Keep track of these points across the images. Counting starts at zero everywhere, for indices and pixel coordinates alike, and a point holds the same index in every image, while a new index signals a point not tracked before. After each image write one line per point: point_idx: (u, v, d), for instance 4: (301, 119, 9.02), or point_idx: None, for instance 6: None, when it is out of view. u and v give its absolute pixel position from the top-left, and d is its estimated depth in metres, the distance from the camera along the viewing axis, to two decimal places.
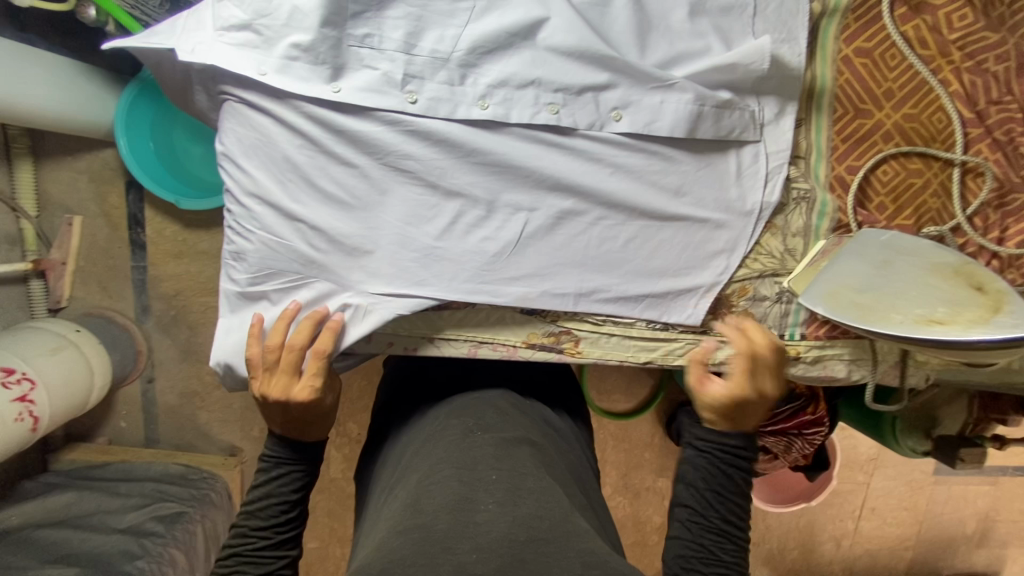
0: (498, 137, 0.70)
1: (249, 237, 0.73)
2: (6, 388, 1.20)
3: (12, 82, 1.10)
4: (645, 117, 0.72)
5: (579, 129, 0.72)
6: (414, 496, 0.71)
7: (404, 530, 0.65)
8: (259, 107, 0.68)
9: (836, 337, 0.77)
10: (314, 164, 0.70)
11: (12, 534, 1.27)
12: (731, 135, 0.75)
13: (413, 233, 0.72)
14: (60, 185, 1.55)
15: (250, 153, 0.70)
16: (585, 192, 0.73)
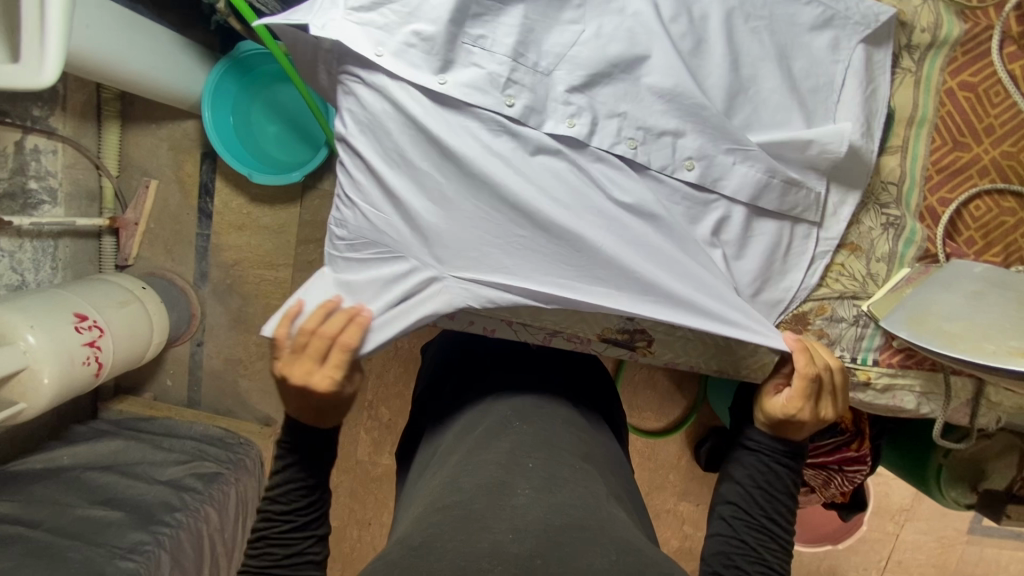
0: (581, 156, 0.72)
1: (352, 207, 0.77)
2: (80, 332, 1.26)
3: (127, 47, 1.17)
4: (714, 175, 0.73)
5: (651, 168, 0.73)
6: (453, 477, 0.71)
7: (442, 506, 0.65)
8: (371, 87, 0.71)
9: (909, 366, 0.77)
10: (411, 151, 0.71)
11: (63, 472, 1.33)
12: (793, 211, 0.75)
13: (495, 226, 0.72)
14: (142, 149, 1.64)
15: (356, 130, 0.73)
16: (654, 222, 0.73)
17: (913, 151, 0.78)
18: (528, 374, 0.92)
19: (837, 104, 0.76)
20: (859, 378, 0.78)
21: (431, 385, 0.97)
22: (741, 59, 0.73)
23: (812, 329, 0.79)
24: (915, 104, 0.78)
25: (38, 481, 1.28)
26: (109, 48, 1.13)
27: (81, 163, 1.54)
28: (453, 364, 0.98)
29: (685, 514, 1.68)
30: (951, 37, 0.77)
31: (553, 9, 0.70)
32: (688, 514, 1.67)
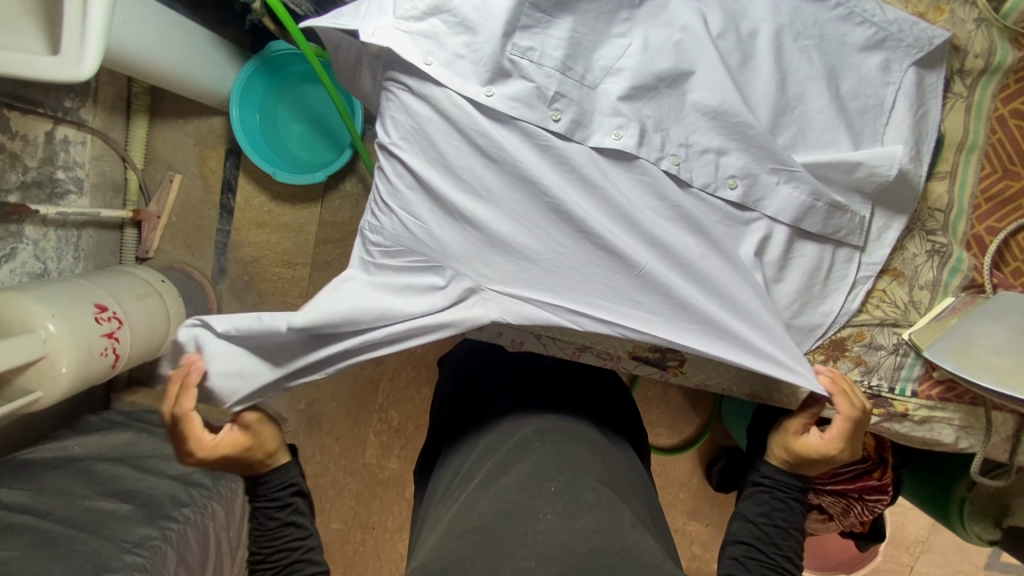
0: (629, 172, 0.72)
1: (389, 214, 0.76)
2: (99, 323, 1.26)
3: (160, 44, 1.18)
4: (757, 194, 0.72)
5: (693, 186, 0.72)
6: (472, 501, 0.70)
7: (463, 530, 0.63)
8: (418, 95, 0.71)
9: (949, 400, 0.74)
10: (459, 158, 0.71)
11: (75, 462, 1.33)
12: (837, 234, 0.74)
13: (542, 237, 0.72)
14: (168, 143, 1.65)
15: (402, 140, 0.74)
16: (707, 239, 0.73)
17: (960, 177, 0.76)
18: (552, 392, 0.90)
19: (878, 131, 0.74)
20: (896, 409, 0.76)
21: (450, 399, 0.96)
22: (787, 81, 0.72)
23: (848, 355, 0.77)
24: (966, 129, 0.76)
25: (49, 470, 1.28)
26: (143, 44, 1.14)
27: (108, 155, 1.55)
28: (475, 375, 0.97)
29: (695, 535, 1.64)
30: (1005, 64, 0.75)
31: (599, 26, 0.69)
32: (698, 534, 1.63)
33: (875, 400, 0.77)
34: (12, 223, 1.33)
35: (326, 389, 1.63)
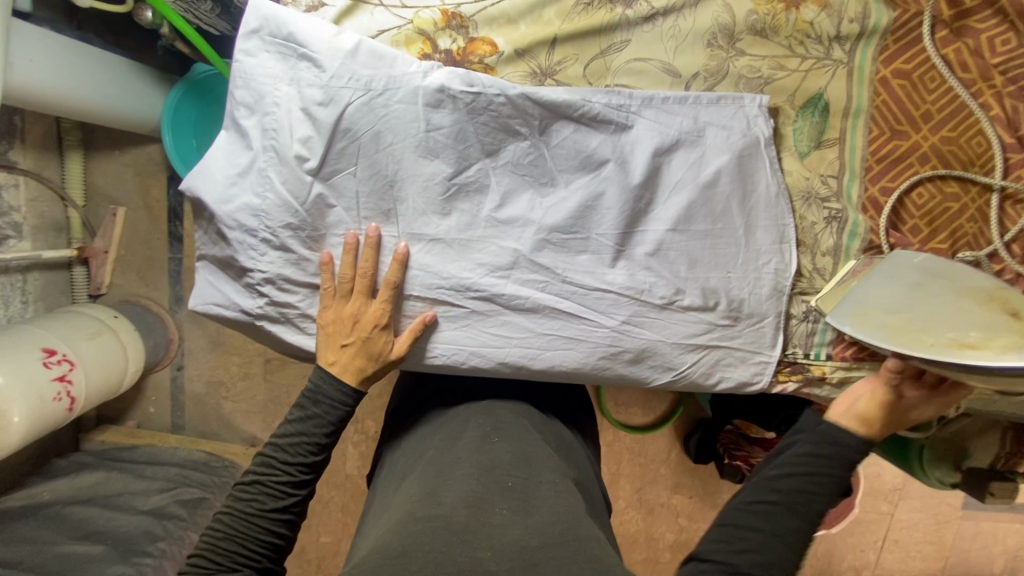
0: (515, 139, 0.59)
1: (255, 192, 0.58)
2: (48, 367, 1.24)
3: (72, 77, 1.13)
4: (632, 146, 0.60)
5: (594, 145, 0.60)
6: (430, 489, 0.65)
7: (421, 517, 0.59)
8: (285, 35, 0.56)
9: (864, 358, 0.66)
10: (311, 100, 0.56)
11: (43, 509, 1.30)
12: (717, 225, 0.62)
13: (357, 178, 0.58)
14: (107, 177, 1.62)
15: (254, 111, 0.57)
16: (590, 182, 0.61)
17: (848, 145, 0.64)
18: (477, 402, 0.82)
19: None
20: (813, 374, 0.68)
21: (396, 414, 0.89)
22: (672, 66, 0.60)
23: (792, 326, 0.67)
24: (848, 95, 0.63)
25: (17, 519, 1.26)
26: (53, 80, 1.10)
27: (45, 195, 1.52)
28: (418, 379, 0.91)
29: (679, 508, 1.62)
30: (880, 27, 0.61)
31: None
32: (682, 507, 1.61)
33: (791, 368, 0.68)
34: None
35: None
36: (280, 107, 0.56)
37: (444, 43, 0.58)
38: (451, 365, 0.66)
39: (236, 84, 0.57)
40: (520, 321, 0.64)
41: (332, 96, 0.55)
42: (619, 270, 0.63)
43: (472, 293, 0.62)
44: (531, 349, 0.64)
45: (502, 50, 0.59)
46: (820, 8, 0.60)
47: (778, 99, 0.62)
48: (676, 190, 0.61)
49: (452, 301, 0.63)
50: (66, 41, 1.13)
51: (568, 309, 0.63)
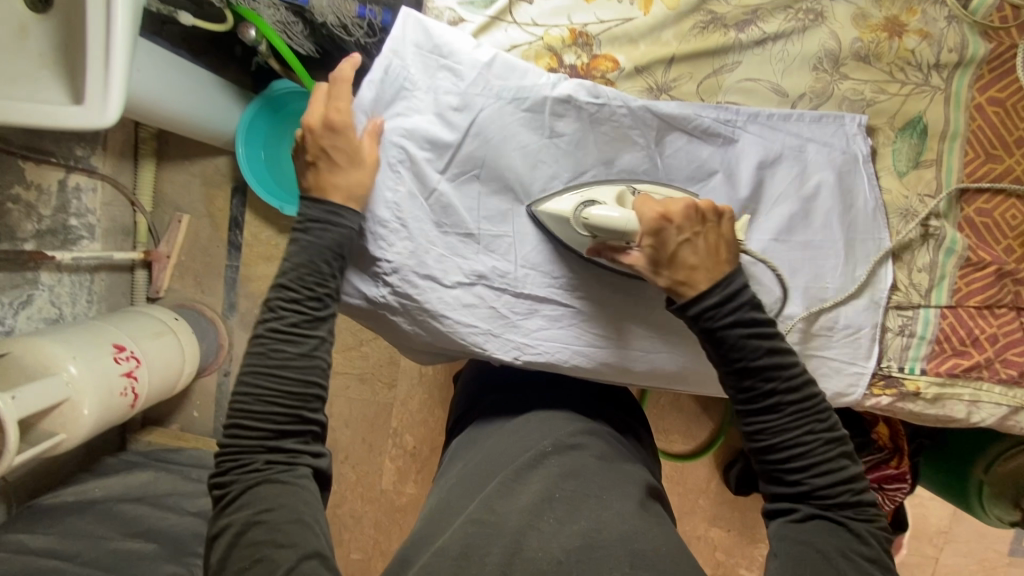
0: (630, 148, 0.63)
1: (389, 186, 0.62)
2: (118, 363, 1.27)
3: (167, 87, 1.21)
4: (740, 159, 0.64)
5: (704, 156, 0.63)
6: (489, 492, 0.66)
7: (476, 520, 0.60)
8: (431, 45, 0.61)
9: (959, 375, 0.68)
10: (450, 106, 0.61)
11: (96, 505, 1.31)
12: (818, 236, 0.65)
13: (482, 178, 0.63)
14: (174, 186, 1.69)
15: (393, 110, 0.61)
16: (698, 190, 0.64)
17: (946, 165, 0.66)
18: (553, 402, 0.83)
19: None
20: (907, 388, 0.69)
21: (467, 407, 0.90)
22: (780, 86, 0.64)
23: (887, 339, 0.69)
24: (946, 119, 0.66)
25: (71, 512, 1.27)
26: (148, 90, 1.17)
27: (117, 200, 1.59)
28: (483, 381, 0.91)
29: (717, 541, 1.56)
30: (978, 57, 0.64)
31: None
32: (721, 540, 1.54)
33: (885, 381, 0.70)
34: (28, 271, 1.36)
35: (339, 417, 1.63)
36: (421, 112, 0.61)
37: (569, 59, 0.63)
38: (552, 363, 0.67)
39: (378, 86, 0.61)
40: (623, 322, 0.66)
41: (470, 104, 0.61)
42: None
43: (579, 291, 0.66)
44: (632, 350, 0.66)
45: (623, 66, 0.63)
46: (921, 37, 0.64)
47: (878, 120, 0.66)
48: (779, 202, 0.64)
49: (560, 298, 0.66)
50: (165, 55, 1.22)
51: (671, 311, 0.65)
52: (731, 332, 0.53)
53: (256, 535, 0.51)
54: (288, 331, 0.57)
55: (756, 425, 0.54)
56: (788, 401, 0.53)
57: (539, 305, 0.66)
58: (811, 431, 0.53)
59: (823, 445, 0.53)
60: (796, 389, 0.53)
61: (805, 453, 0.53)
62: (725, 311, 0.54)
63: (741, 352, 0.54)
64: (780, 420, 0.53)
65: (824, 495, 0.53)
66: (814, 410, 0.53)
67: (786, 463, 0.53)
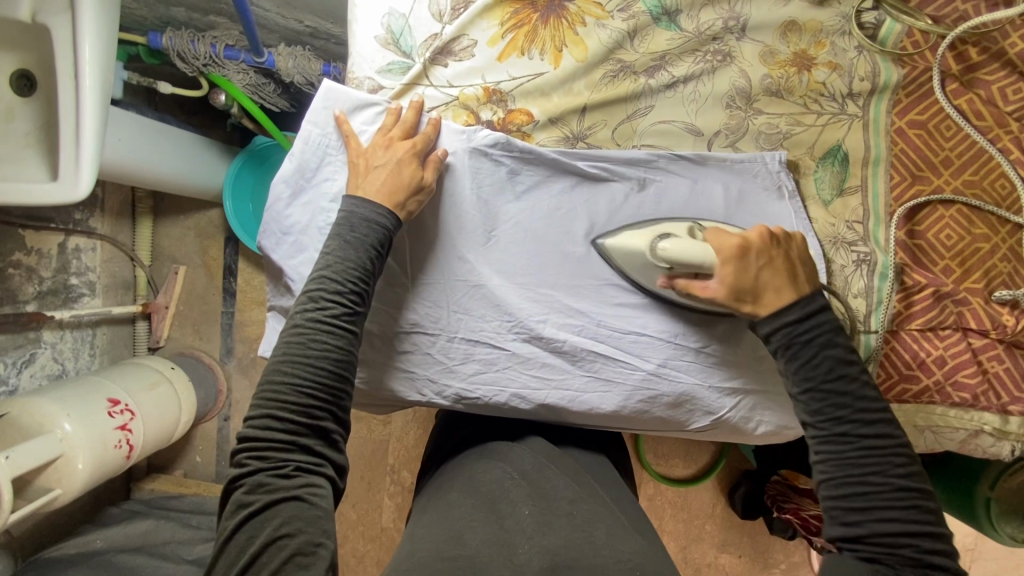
0: (549, 196, 0.66)
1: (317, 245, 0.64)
2: (113, 416, 1.32)
3: (152, 151, 1.27)
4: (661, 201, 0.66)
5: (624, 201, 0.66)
6: (454, 526, 0.65)
7: (445, 555, 0.60)
8: (351, 114, 0.64)
9: (905, 401, 0.67)
10: None
11: (95, 556, 1.35)
12: None
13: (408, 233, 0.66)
14: (171, 239, 1.77)
15: (316, 174, 0.65)
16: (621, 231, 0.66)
17: (871, 190, 0.66)
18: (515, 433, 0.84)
19: None
20: None
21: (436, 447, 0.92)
22: (694, 126, 0.66)
23: None
24: (867, 146, 0.66)
25: (72, 565, 1.30)
26: (135, 154, 1.23)
27: (117, 256, 1.66)
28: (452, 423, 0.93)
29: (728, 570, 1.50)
30: (891, 83, 0.65)
31: (486, 44, 0.65)
32: (730, 568, 1.49)
33: None
34: (31, 331, 1.42)
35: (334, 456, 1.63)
36: (343, 176, 0.64)
37: (485, 115, 0.66)
38: (489, 405, 0.68)
39: (301, 151, 0.64)
40: (556, 362, 0.67)
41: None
42: (650, 311, 0.66)
43: (510, 333, 0.67)
44: (569, 391, 0.67)
45: (538, 118, 0.66)
46: (831, 69, 0.65)
47: (797, 151, 0.67)
48: None
49: (492, 342, 0.67)
50: (147, 121, 1.28)
51: (602, 350, 0.66)
52: (805, 353, 0.53)
53: (271, 559, 0.49)
54: (328, 322, 0.56)
55: (822, 450, 0.52)
56: (858, 433, 0.51)
57: (471, 350, 0.67)
58: (880, 472, 0.49)
59: (892, 491, 0.49)
60: (870, 422, 0.51)
61: (872, 491, 0.49)
62: (800, 336, 0.54)
63: (812, 371, 0.53)
64: (846, 450, 0.51)
65: (880, 540, 0.48)
66: (882, 447, 0.50)
67: (851, 499, 0.49)
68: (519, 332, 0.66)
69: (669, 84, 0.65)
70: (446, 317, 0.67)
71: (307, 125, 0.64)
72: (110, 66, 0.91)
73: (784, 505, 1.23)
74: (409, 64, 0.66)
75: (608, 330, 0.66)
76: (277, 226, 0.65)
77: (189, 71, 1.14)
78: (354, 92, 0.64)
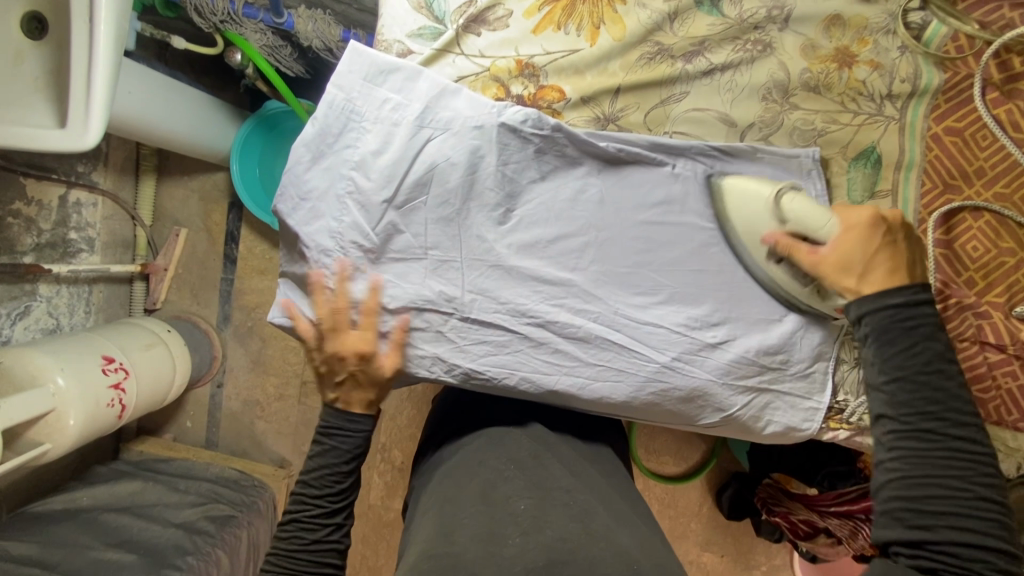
0: (575, 178, 0.65)
1: (337, 214, 0.63)
2: (106, 374, 1.30)
3: (161, 107, 1.25)
4: (690, 191, 0.64)
5: (651, 189, 0.64)
6: (446, 520, 0.65)
7: (436, 553, 0.59)
8: (378, 80, 0.62)
9: None
10: (399, 138, 0.62)
11: (81, 513, 1.34)
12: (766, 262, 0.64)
13: (428, 208, 0.64)
14: (174, 200, 1.74)
15: (339, 140, 0.63)
16: (645, 220, 0.65)
17: (901, 196, 0.65)
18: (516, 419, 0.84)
19: None
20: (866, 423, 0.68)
21: (433, 432, 0.91)
22: (728, 116, 0.64)
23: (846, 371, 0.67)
24: (900, 149, 0.65)
25: (57, 521, 1.29)
26: (143, 109, 1.21)
27: (118, 214, 1.64)
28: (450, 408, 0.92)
29: (710, 569, 1.51)
30: (932, 87, 0.63)
31: (521, 15, 0.63)
32: (713, 567, 1.50)
33: (842, 415, 0.68)
34: (27, 283, 1.40)
35: None
36: (364, 143, 0.63)
37: (515, 90, 0.64)
38: (497, 387, 0.68)
39: (324, 115, 0.62)
40: (568, 349, 0.66)
41: (416, 135, 0.62)
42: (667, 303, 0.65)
43: (524, 315, 0.65)
44: (579, 378, 0.66)
45: (570, 97, 0.64)
46: (872, 68, 0.63)
47: (830, 150, 0.65)
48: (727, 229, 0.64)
49: (504, 324, 0.66)
50: (159, 77, 1.26)
51: (616, 339, 0.65)
52: (904, 339, 0.48)
53: None
54: None
55: (899, 445, 0.47)
56: (940, 430, 0.46)
57: (482, 331, 0.66)
58: (962, 489, 0.44)
59: (972, 498, 0.44)
60: (960, 425, 0.46)
61: (948, 494, 0.44)
62: (903, 322, 0.48)
63: (909, 360, 0.47)
64: (929, 448, 0.46)
65: (951, 552, 0.43)
66: (970, 452, 0.45)
67: (924, 518, 0.44)
68: (533, 315, 0.65)
69: (707, 71, 0.63)
70: (461, 296, 0.65)
71: (332, 88, 0.62)
72: (125, 14, 0.88)
73: (773, 508, 1.23)
74: (441, 31, 0.64)
75: (624, 319, 0.65)
76: (296, 192, 0.64)
77: (205, 27, 1.09)
78: (381, 57, 0.62)
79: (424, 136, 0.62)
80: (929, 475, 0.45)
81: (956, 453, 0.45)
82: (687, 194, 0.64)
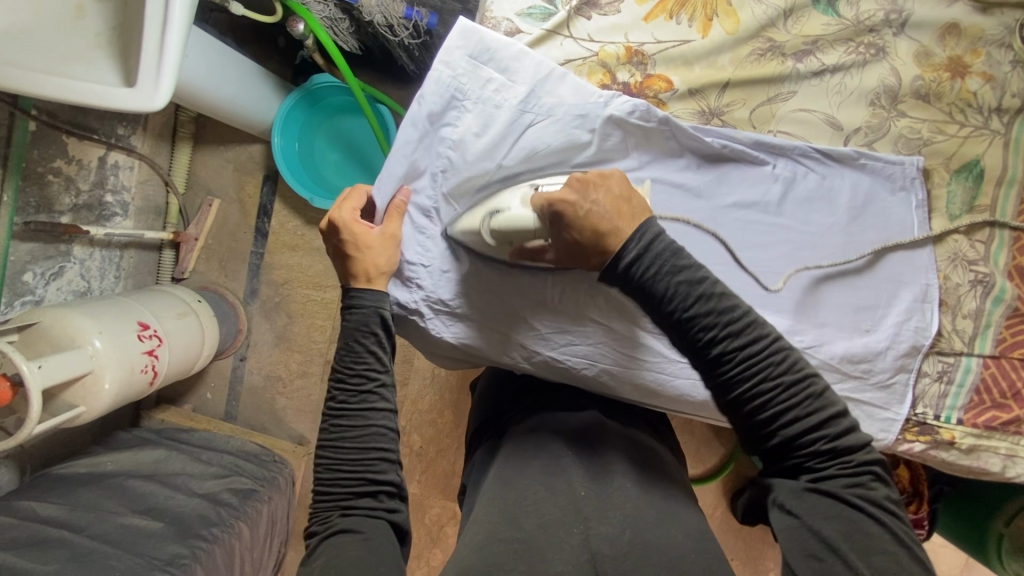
0: (675, 171, 0.64)
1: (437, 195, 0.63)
2: (141, 340, 1.29)
3: (211, 72, 1.24)
4: (787, 191, 0.64)
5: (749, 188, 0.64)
6: (506, 498, 0.61)
7: (503, 537, 0.56)
8: (483, 59, 0.60)
9: (997, 428, 0.64)
10: (502, 121, 0.61)
11: (107, 478, 1.32)
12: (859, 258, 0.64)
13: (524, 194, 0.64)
14: (207, 170, 1.72)
15: (439, 118, 0.61)
16: (742, 217, 0.64)
17: (999, 212, 0.64)
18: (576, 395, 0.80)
19: None
20: (942, 437, 0.66)
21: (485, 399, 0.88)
22: (835, 118, 0.65)
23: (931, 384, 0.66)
24: (1005, 164, 0.63)
25: (84, 484, 1.28)
26: (195, 75, 1.20)
27: (153, 179, 1.62)
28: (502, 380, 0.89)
29: None
30: None
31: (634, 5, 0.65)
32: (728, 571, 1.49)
33: (919, 428, 0.66)
34: (62, 243, 1.38)
35: None
36: (464, 123, 0.62)
37: (623, 76, 0.65)
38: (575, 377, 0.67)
39: (428, 91, 0.60)
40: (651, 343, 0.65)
41: (518, 118, 0.61)
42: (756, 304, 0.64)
43: (611, 305, 0.65)
44: (661, 373, 0.66)
45: (677, 87, 0.65)
46: (984, 80, 0.63)
47: (933, 161, 0.65)
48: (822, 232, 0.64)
49: (589, 312, 0.66)
50: (213, 42, 1.24)
51: None
52: (658, 286, 0.50)
53: None
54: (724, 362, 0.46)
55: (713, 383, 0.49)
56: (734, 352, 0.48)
57: (566, 319, 0.66)
58: (780, 395, 0.47)
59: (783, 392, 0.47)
60: (741, 333, 0.48)
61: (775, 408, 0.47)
62: (659, 269, 0.50)
63: (675, 300, 0.49)
64: (731, 371, 0.48)
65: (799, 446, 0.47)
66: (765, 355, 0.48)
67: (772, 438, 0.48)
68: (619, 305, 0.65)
69: (815, 72, 0.64)
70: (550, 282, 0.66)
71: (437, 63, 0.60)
72: None
73: None
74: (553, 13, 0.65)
75: None
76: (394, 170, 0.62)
77: None
78: (488, 35, 0.60)
79: (527, 120, 0.61)
80: (749, 399, 0.47)
81: (757, 359, 0.47)
82: (784, 195, 0.64)
